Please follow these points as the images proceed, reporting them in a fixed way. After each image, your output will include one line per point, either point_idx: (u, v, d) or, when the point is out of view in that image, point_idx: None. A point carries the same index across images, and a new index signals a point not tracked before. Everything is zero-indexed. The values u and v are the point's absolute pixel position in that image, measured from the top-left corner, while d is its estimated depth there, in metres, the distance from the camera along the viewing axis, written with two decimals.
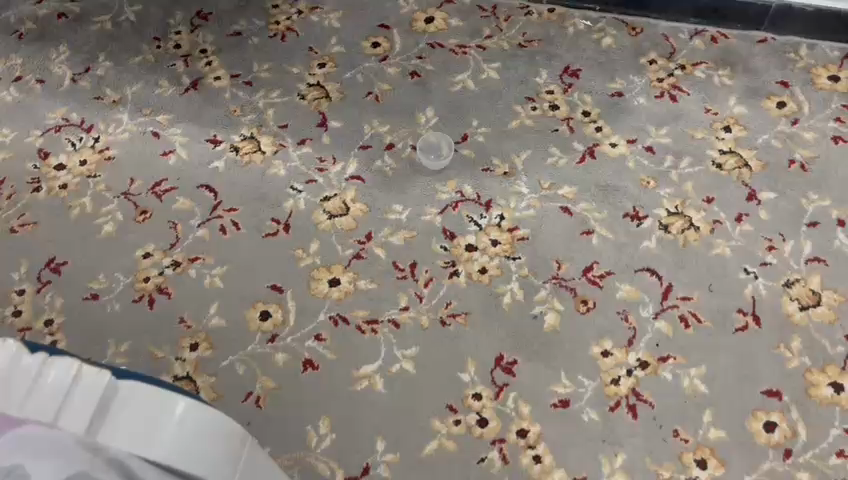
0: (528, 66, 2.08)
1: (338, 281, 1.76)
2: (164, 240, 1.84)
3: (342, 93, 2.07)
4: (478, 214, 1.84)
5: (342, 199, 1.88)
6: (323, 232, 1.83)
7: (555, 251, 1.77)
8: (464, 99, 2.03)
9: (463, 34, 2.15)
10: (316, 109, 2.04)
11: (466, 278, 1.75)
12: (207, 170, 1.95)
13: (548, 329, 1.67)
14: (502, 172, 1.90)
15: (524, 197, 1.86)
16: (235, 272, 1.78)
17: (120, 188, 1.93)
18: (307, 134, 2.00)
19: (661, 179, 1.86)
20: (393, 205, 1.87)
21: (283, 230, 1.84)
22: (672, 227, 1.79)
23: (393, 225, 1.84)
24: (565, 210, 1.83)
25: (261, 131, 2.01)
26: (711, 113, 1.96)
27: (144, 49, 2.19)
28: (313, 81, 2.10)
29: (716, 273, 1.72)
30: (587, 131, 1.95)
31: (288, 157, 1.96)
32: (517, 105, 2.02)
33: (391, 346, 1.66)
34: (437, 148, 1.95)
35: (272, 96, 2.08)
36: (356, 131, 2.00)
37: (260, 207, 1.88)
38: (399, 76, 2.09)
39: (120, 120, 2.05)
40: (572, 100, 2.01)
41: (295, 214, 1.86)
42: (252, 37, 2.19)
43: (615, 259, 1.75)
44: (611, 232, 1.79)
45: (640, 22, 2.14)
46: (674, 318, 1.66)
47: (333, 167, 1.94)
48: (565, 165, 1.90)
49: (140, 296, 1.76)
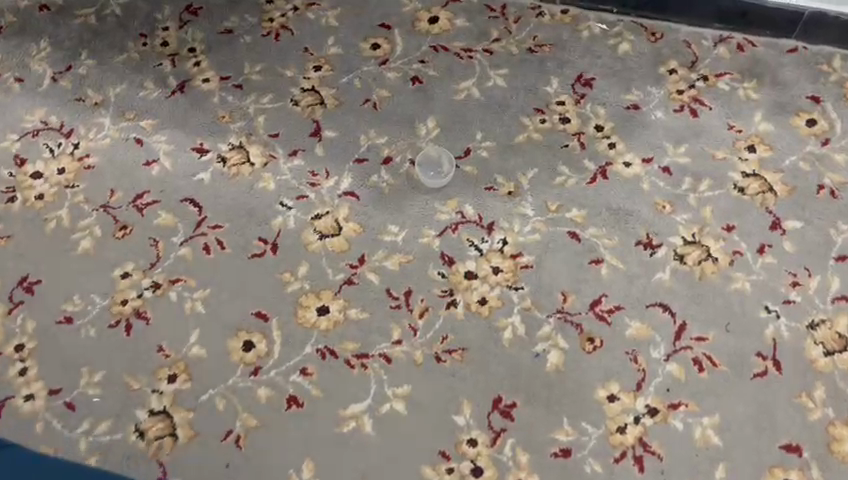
0: (538, 74, 1.94)
1: (327, 309, 1.64)
2: (144, 259, 1.73)
3: (338, 100, 1.94)
4: (479, 238, 1.71)
5: (334, 218, 1.76)
6: (313, 254, 1.71)
7: (560, 281, 1.64)
8: (468, 108, 1.90)
9: (469, 36, 2.01)
10: (310, 117, 1.91)
11: (465, 310, 1.63)
12: (192, 183, 1.83)
13: (550, 369, 1.55)
14: (506, 191, 1.77)
15: (529, 220, 1.73)
16: (218, 297, 1.67)
17: (99, 200, 1.81)
18: (300, 144, 1.87)
19: (678, 204, 1.73)
20: (389, 226, 1.74)
21: (270, 251, 1.72)
22: (688, 258, 1.66)
23: (388, 247, 1.71)
24: (573, 235, 1.70)
25: (250, 140, 1.88)
26: (734, 130, 1.82)
27: (130, 47, 2.06)
28: (307, 85, 1.96)
29: (735, 311, 1.59)
30: (599, 148, 1.82)
31: (278, 169, 1.84)
32: (524, 116, 1.88)
33: (382, 383, 1.55)
34: (436, 163, 1.82)
35: (263, 101, 1.94)
36: (351, 142, 1.86)
37: (246, 224, 1.76)
38: (399, 81, 1.95)
39: (102, 124, 1.93)
40: (584, 113, 1.87)
41: (283, 234, 1.74)
42: (244, 36, 2.05)
43: (626, 293, 1.63)
44: (622, 261, 1.66)
45: (661, 26, 1.98)
46: (687, 360, 1.54)
47: (326, 181, 1.81)
48: (574, 185, 1.77)
49: (117, 321, 1.65)
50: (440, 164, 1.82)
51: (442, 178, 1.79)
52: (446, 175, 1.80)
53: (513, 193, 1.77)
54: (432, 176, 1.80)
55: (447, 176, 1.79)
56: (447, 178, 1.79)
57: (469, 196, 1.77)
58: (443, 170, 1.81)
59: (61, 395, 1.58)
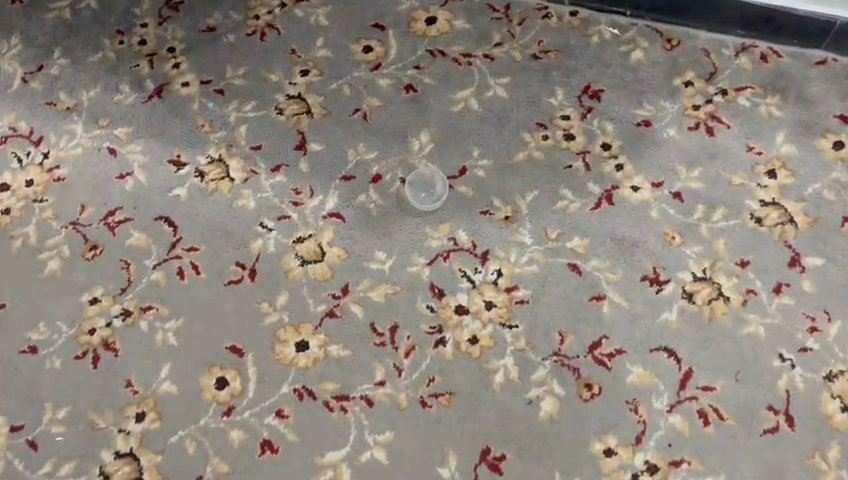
0: (542, 84, 1.79)
1: (307, 345, 1.53)
2: (114, 284, 1.62)
3: (325, 108, 1.80)
4: (472, 268, 1.59)
5: (317, 242, 1.64)
6: (293, 282, 1.60)
7: (558, 319, 1.53)
8: (465, 121, 1.76)
9: (469, 39, 1.85)
10: (295, 128, 1.78)
11: (453, 349, 1.51)
12: (167, 199, 1.71)
13: (543, 418, 1.44)
14: (503, 216, 1.64)
15: (526, 249, 1.60)
16: (191, 328, 1.56)
17: (68, 216, 1.70)
18: (283, 159, 1.74)
19: (688, 235, 1.60)
20: (376, 253, 1.62)
21: (248, 277, 1.61)
22: (697, 296, 1.53)
23: (374, 277, 1.60)
24: (574, 267, 1.58)
25: (230, 153, 1.76)
26: (753, 152, 1.67)
27: (105, 45, 1.92)
28: (293, 92, 1.82)
29: (746, 358, 1.47)
30: (605, 170, 1.68)
31: (259, 186, 1.71)
32: (526, 131, 1.74)
33: (362, 428, 1.45)
34: (428, 183, 1.69)
35: (245, 109, 1.81)
36: (339, 158, 1.74)
37: (223, 247, 1.65)
38: (392, 90, 1.81)
39: (74, 132, 1.81)
40: (590, 129, 1.73)
41: (263, 259, 1.63)
42: (227, 34, 1.91)
43: (628, 334, 1.51)
44: (625, 299, 1.54)
45: (678, 32, 1.82)
46: (691, 412, 1.43)
47: (309, 201, 1.69)
48: (577, 210, 1.64)
49: (84, 352, 1.55)
50: (432, 184, 1.69)
51: (434, 201, 1.66)
52: (439, 197, 1.67)
53: (511, 218, 1.64)
54: (423, 199, 1.67)
55: (439, 200, 1.66)
56: (440, 202, 1.66)
57: (462, 221, 1.64)
58: (435, 191, 1.68)
59: (23, 432, 1.49)
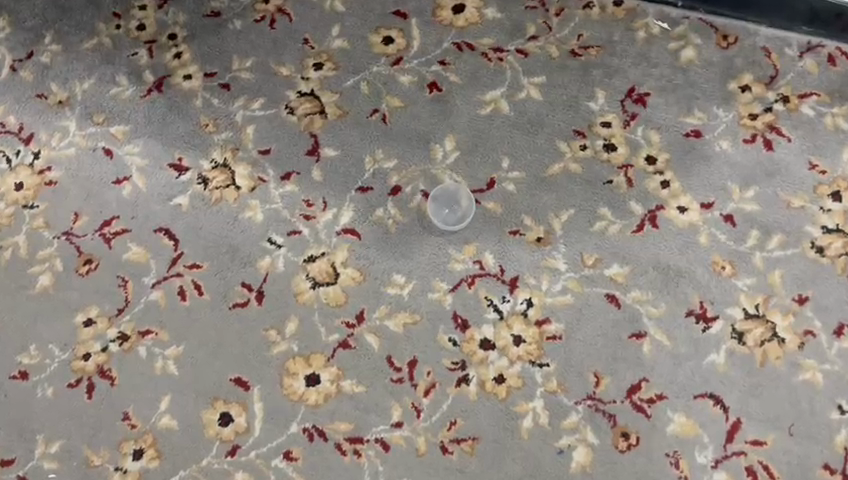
0: (581, 85, 1.61)
1: (318, 379, 1.41)
2: (110, 304, 1.49)
3: (341, 108, 1.64)
4: (500, 296, 1.45)
5: (330, 262, 1.50)
6: (303, 306, 1.47)
7: (593, 359, 1.39)
8: (494, 126, 1.59)
9: (501, 31, 1.67)
10: (307, 130, 1.62)
11: (478, 388, 1.38)
12: (168, 208, 1.57)
13: (575, 470, 1.32)
14: (535, 238, 1.49)
15: (559, 276, 1.46)
16: (192, 356, 1.44)
17: (61, 226, 1.56)
18: (293, 166, 1.59)
19: (740, 264, 1.44)
20: (394, 276, 1.48)
21: (254, 300, 1.48)
22: (748, 336, 1.39)
23: (391, 303, 1.46)
24: (612, 299, 1.43)
25: (236, 157, 1.61)
26: (816, 170, 1.50)
27: (101, 30, 1.75)
28: (305, 88, 1.66)
29: (802, 410, 1.33)
30: (649, 187, 1.52)
31: (267, 196, 1.57)
32: (562, 140, 1.57)
33: (377, 475, 1.34)
34: (453, 199, 1.54)
35: (252, 107, 1.65)
36: (355, 165, 1.58)
37: (228, 264, 1.51)
38: (414, 88, 1.64)
39: (66, 129, 1.65)
40: (633, 139, 1.56)
41: (270, 279, 1.49)
42: (233, 20, 1.74)
43: (671, 378, 1.37)
44: (668, 337, 1.40)
45: (735, 27, 1.63)
46: (738, 469, 1.31)
47: (322, 214, 1.54)
48: (617, 233, 1.48)
49: (78, 380, 1.44)
50: (458, 200, 1.54)
51: (460, 220, 1.51)
52: (466, 216, 1.52)
53: (543, 240, 1.49)
54: (447, 216, 1.52)
55: (465, 219, 1.51)
56: (466, 221, 1.51)
57: (490, 242, 1.49)
58: (460, 208, 1.53)
59: (14, 467, 1.39)
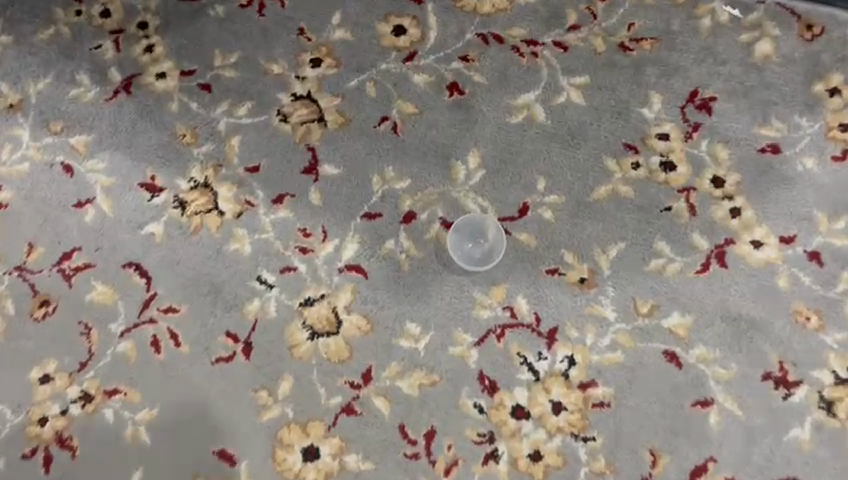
0: (632, 87, 1.33)
1: (317, 452, 1.19)
2: (70, 356, 1.26)
3: (343, 114, 1.38)
4: (535, 352, 1.21)
5: (331, 306, 1.26)
6: (299, 362, 1.23)
7: (649, 432, 1.15)
8: (527, 139, 1.32)
9: (535, 19, 1.41)
10: (303, 141, 1.36)
11: (509, 467, 1.16)
12: (138, 238, 1.32)
13: None
14: (576, 278, 1.24)
15: (607, 328, 1.21)
16: (167, 422, 1.21)
17: (12, 259, 1.32)
18: (287, 187, 1.33)
19: (828, 315, 1.19)
20: (407, 325, 1.23)
21: (241, 353, 1.24)
22: (838, 407, 1.15)
23: (404, 359, 1.21)
24: (671, 357, 1.18)
25: (219, 176, 1.35)
26: None
27: (58, 17, 1.48)
28: (300, 90, 1.40)
29: None
30: (716, 215, 1.25)
31: (256, 223, 1.32)
32: (609, 155, 1.30)
33: None
34: (478, 231, 1.28)
35: (238, 113, 1.39)
36: (361, 185, 1.33)
37: (210, 308, 1.27)
38: (430, 90, 1.38)
39: (18, 139, 1.39)
40: (697, 155, 1.29)
41: (260, 327, 1.25)
42: (214, 6, 1.46)
43: (743, 456, 1.14)
44: (740, 405, 1.16)
45: (821, 14, 1.35)
46: None
47: (321, 246, 1.29)
48: (677, 273, 1.23)
49: (33, 449, 1.22)
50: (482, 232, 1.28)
51: (486, 258, 1.26)
52: (492, 251, 1.26)
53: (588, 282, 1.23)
54: (470, 252, 1.26)
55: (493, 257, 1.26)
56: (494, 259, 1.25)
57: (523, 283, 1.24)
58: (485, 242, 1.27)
59: None
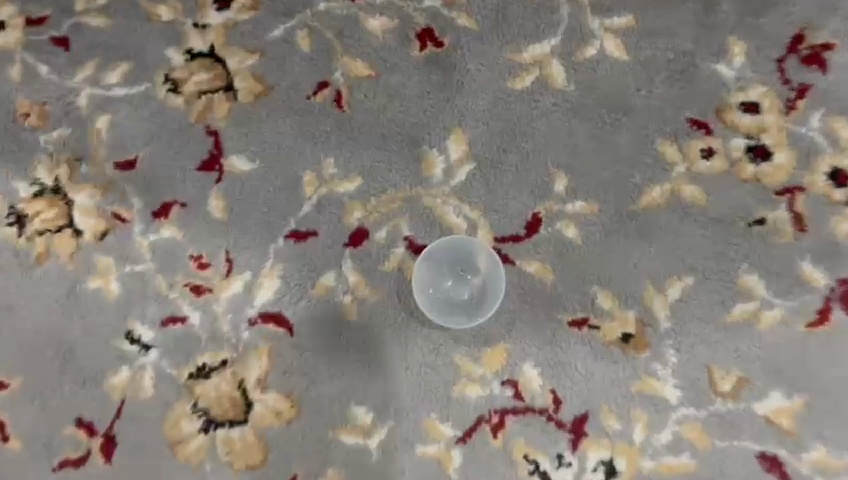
0: (698, 32, 0.88)
1: None
2: None
3: (261, 80, 0.92)
4: (553, 453, 0.78)
5: (236, 380, 0.82)
6: (189, 469, 0.80)
7: None
8: (540, 115, 0.88)
9: None
10: (202, 121, 0.91)
11: None
12: None
13: None
14: (619, 335, 0.80)
15: (667, 415, 0.77)
16: None
17: None
18: (177, 191, 0.88)
19: None
20: (353, 409, 0.80)
21: (100, 454, 0.81)
22: None
23: (349, 464, 0.79)
24: (769, 463, 0.76)
25: (75, 176, 0.90)
26: None
27: None
28: (200, 45, 0.94)
29: None
30: (837, 230, 0.81)
31: (127, 248, 0.87)
32: (666, 139, 0.85)
33: None
34: (463, 263, 0.84)
35: (108, 79, 0.93)
36: (285, 189, 0.88)
37: (56, 382, 0.83)
38: (391, 41, 0.92)
39: None
40: (805, 137, 0.83)
41: (131, 413, 0.82)
42: None
43: None
44: None
45: None
46: None
47: (223, 285, 0.85)
48: (776, 325, 0.78)
49: None
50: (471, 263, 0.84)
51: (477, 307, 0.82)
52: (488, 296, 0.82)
53: (635, 343, 0.79)
54: (451, 294, 0.83)
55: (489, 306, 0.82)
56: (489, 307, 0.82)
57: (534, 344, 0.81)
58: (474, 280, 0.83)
59: None
